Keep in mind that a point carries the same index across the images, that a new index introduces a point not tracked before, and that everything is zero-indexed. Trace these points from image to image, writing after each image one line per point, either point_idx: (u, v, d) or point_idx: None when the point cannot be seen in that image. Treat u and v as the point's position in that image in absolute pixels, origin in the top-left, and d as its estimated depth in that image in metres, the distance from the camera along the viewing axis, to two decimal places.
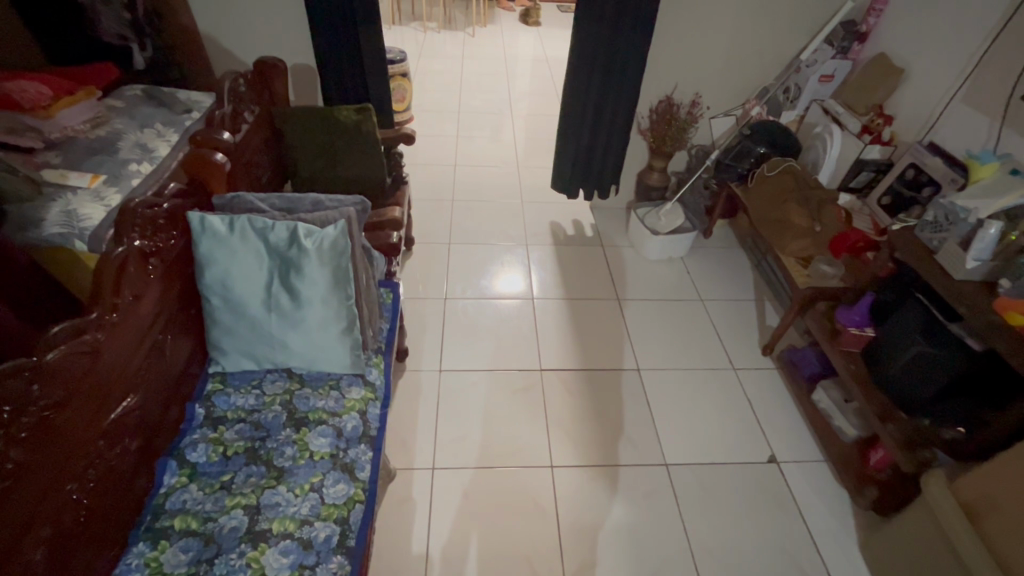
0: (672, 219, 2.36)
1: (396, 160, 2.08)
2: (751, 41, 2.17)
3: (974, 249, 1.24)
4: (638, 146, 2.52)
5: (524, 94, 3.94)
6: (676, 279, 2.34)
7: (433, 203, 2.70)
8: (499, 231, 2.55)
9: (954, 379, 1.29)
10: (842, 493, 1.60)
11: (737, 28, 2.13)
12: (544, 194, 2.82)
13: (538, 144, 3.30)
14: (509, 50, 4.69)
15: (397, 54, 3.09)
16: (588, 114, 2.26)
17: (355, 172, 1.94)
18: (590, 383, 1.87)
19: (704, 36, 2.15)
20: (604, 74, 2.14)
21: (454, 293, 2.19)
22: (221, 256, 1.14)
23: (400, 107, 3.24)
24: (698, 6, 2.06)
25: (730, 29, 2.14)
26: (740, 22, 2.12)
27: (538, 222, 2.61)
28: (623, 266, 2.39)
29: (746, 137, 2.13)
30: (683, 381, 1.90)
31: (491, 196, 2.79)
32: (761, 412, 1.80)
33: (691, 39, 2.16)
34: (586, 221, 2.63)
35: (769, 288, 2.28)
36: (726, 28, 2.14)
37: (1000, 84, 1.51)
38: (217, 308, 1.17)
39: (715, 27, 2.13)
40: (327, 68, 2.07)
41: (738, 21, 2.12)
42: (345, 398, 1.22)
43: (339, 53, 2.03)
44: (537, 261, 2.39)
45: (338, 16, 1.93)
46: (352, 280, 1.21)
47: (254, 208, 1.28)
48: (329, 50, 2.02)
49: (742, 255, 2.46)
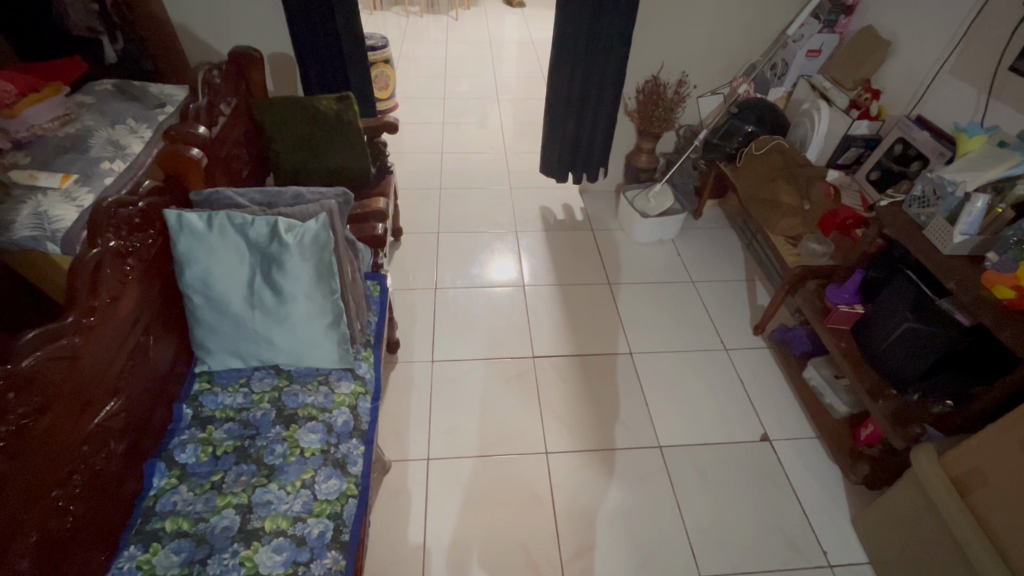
0: (662, 201, 2.34)
1: (380, 150, 2.04)
2: (738, 17, 2.13)
3: (961, 224, 1.24)
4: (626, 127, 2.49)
5: (510, 78, 3.88)
6: (667, 262, 2.33)
7: (421, 192, 2.67)
8: (488, 218, 2.52)
9: (943, 353, 1.29)
10: (834, 468, 1.62)
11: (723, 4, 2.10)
12: (533, 179, 2.79)
13: (525, 129, 3.26)
14: (494, 33, 4.61)
15: (379, 40, 3.03)
16: (574, 96, 2.23)
17: (339, 163, 1.90)
18: (583, 368, 1.87)
19: (690, 13, 2.12)
20: (589, 56, 2.11)
21: (444, 282, 2.18)
22: (201, 254, 1.12)
23: (383, 95, 3.19)
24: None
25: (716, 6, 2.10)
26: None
27: (528, 208, 2.59)
28: (613, 249, 2.38)
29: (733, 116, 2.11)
30: (675, 363, 1.91)
31: (479, 183, 2.76)
32: (753, 391, 1.81)
33: (677, 17, 2.12)
34: (575, 206, 2.61)
35: (760, 268, 2.28)
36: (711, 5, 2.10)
37: (987, 55, 1.50)
38: (200, 307, 1.15)
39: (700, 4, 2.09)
40: (305, 56, 2.01)
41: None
42: (334, 393, 1.20)
43: (317, 41, 1.98)
44: (527, 247, 2.37)
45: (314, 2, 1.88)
46: (337, 274, 1.19)
47: (233, 203, 1.25)
48: (307, 38, 1.97)
49: (733, 235, 2.45)
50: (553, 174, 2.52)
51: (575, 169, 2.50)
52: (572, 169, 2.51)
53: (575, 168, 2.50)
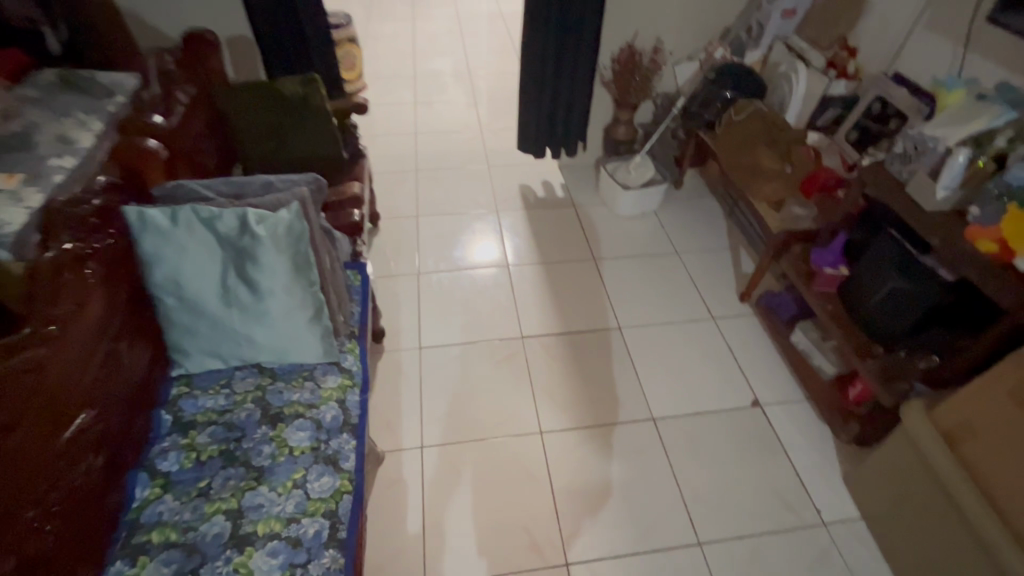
0: (643, 172, 2.34)
1: (352, 133, 1.96)
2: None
3: (943, 178, 1.23)
4: (603, 99, 2.44)
5: (481, 53, 3.77)
6: (650, 233, 2.32)
7: (396, 176, 2.59)
8: (468, 199, 2.47)
9: (929, 309, 1.31)
10: (824, 429, 1.64)
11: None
12: (511, 157, 2.73)
13: (500, 105, 3.18)
14: (461, 7, 4.45)
15: (341, 19, 2.90)
16: (549, 68, 2.17)
17: (310, 149, 1.83)
18: (573, 346, 1.86)
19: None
20: (562, 24, 2.05)
21: (427, 267, 2.13)
22: (168, 252, 1.05)
23: (351, 76, 3.07)
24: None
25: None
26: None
27: (507, 187, 2.54)
28: (596, 225, 2.35)
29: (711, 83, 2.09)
30: (664, 335, 1.91)
31: (456, 163, 2.69)
32: (742, 358, 1.83)
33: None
34: (555, 182, 2.56)
35: (743, 235, 2.28)
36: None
37: (963, 6, 1.48)
38: (171, 308, 1.09)
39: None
40: (265, 37, 1.91)
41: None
42: (320, 388, 1.17)
43: (276, 21, 1.88)
44: (509, 227, 2.33)
45: None
46: (314, 266, 1.14)
47: (198, 196, 1.19)
48: (266, 17, 1.87)
49: (715, 203, 2.44)
50: (531, 150, 2.47)
51: (554, 144, 2.45)
52: (550, 144, 2.46)
53: (554, 143, 2.44)
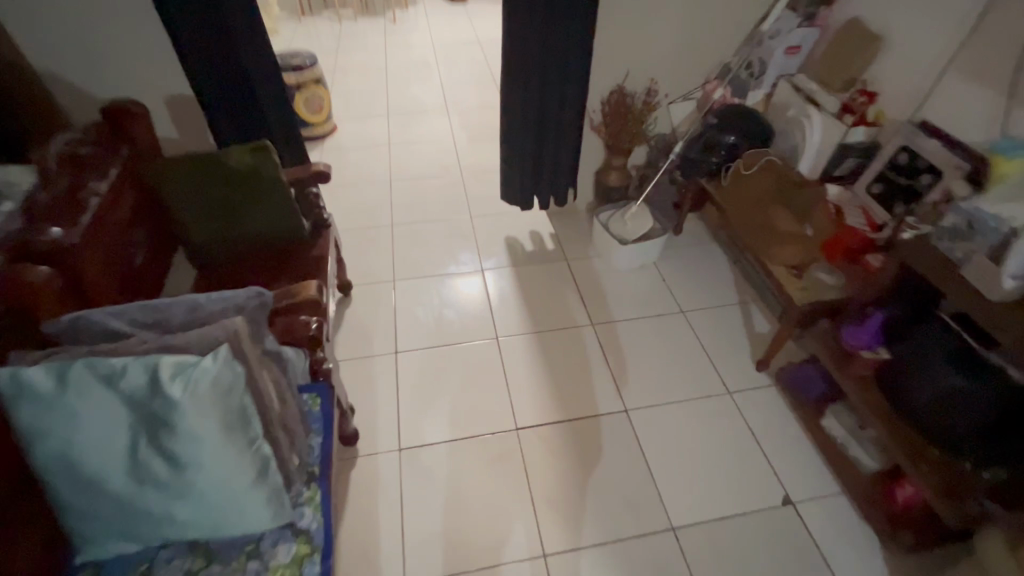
0: (641, 223, 2.13)
1: (312, 201, 1.70)
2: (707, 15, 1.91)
3: (1010, 264, 1.04)
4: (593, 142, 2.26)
5: (459, 85, 3.56)
6: (651, 290, 2.11)
7: (370, 232, 2.36)
8: (449, 256, 2.24)
9: (995, 415, 1.12)
10: (867, 530, 1.43)
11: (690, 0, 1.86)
12: (495, 204, 2.51)
13: (480, 144, 2.97)
14: (436, 35, 4.25)
15: (306, 60, 2.74)
16: (533, 116, 1.96)
17: (266, 225, 1.60)
18: (575, 436, 1.63)
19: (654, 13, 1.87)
20: (545, 70, 1.85)
21: (406, 344, 1.89)
22: (55, 425, 0.81)
23: (318, 119, 2.85)
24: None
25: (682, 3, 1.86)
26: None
27: (493, 241, 2.32)
28: (592, 281, 2.14)
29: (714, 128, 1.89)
30: (676, 416, 1.69)
31: (435, 214, 2.47)
32: (765, 441, 1.62)
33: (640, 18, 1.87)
34: (544, 232, 2.35)
35: (752, 288, 2.09)
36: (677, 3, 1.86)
37: (1003, 52, 1.31)
38: (66, 490, 0.85)
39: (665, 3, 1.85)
40: (212, 100, 1.68)
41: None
42: (269, 568, 0.92)
43: (220, 81, 1.64)
44: (496, 289, 2.11)
45: (212, 37, 1.54)
46: (253, 420, 0.90)
47: (107, 328, 0.94)
48: (210, 78, 1.63)
49: (719, 251, 2.24)
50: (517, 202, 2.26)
51: (541, 194, 2.25)
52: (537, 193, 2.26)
53: (541, 193, 2.23)
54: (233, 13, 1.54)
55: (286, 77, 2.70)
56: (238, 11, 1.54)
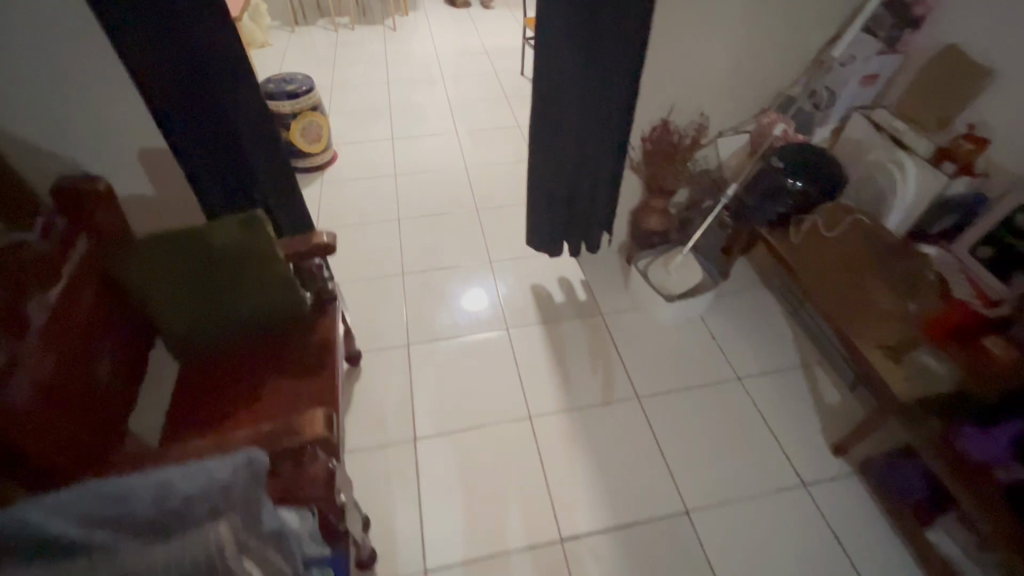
0: (686, 275, 1.88)
1: (314, 273, 1.44)
2: (768, 40, 1.65)
3: None
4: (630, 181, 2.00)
5: (468, 100, 3.28)
6: (701, 351, 1.86)
7: (379, 282, 2.11)
8: (470, 312, 1.99)
9: None
10: None
11: (750, 25, 1.60)
12: (516, 246, 2.26)
13: (495, 171, 2.70)
14: (440, 42, 3.96)
15: (301, 85, 2.45)
16: (567, 160, 1.71)
17: (262, 307, 1.35)
18: (629, 546, 1.41)
19: (709, 40, 1.61)
20: (584, 112, 1.59)
21: (427, 425, 1.66)
22: None
23: (317, 148, 2.58)
24: (700, 3, 1.52)
25: (742, 28, 1.60)
26: (754, 18, 1.59)
27: (518, 292, 2.07)
28: (632, 340, 1.90)
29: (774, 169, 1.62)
30: (745, 516, 1.46)
31: (451, 258, 2.21)
32: (854, 553, 1.39)
33: (692, 47, 1.61)
34: (574, 279, 2.10)
35: (815, 347, 1.85)
36: (736, 28, 1.60)
37: None
38: None
39: (722, 28, 1.59)
40: (194, 155, 1.42)
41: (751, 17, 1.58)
42: None
43: (205, 139, 1.40)
44: (525, 352, 1.86)
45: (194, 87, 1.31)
46: None
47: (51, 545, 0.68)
48: (192, 131, 1.38)
49: (773, 300, 2.00)
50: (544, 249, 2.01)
51: (571, 239, 1.99)
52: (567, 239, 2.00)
53: (572, 239, 1.98)
54: (218, 55, 1.28)
55: (279, 106, 2.41)
56: (224, 54, 1.28)
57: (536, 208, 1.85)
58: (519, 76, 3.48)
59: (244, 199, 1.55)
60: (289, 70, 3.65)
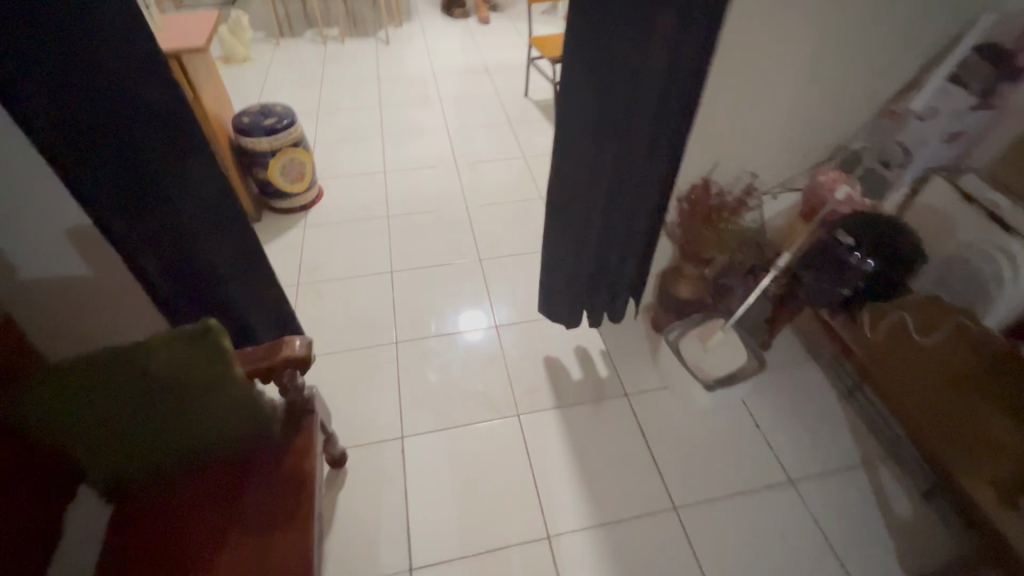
0: (728, 356, 1.63)
1: (290, 383, 1.15)
2: (832, 84, 1.40)
3: None
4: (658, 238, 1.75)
5: (468, 125, 3.00)
6: (745, 442, 1.61)
7: (371, 354, 1.84)
8: (475, 393, 1.73)
9: None
10: None
11: (816, 67, 1.35)
12: (527, 306, 1.99)
13: (500, 212, 2.43)
14: (437, 56, 3.67)
15: (281, 118, 2.15)
16: (592, 231, 1.44)
17: (219, 435, 1.08)
18: None
19: (768, 86, 1.35)
20: (621, 172, 1.32)
21: (427, 549, 1.40)
22: None
23: (300, 187, 2.30)
24: (767, 44, 1.26)
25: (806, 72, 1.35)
26: (821, 60, 1.33)
27: (531, 365, 1.80)
28: (664, 429, 1.64)
29: (841, 245, 1.37)
30: None
31: (453, 322, 1.94)
32: None
33: (747, 93, 1.36)
34: (594, 350, 1.83)
35: (879, 439, 1.59)
36: (800, 71, 1.34)
37: None
38: None
39: (785, 72, 1.34)
40: (137, 248, 1.12)
41: (817, 58, 1.33)
42: None
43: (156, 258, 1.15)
44: (539, 446, 1.60)
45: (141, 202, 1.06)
46: None
47: None
48: (131, 219, 1.07)
49: (824, 377, 1.74)
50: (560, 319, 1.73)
51: (592, 308, 1.72)
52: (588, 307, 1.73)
53: (593, 307, 1.71)
54: (165, 120, 1.00)
55: (256, 143, 2.12)
56: (172, 117, 1.00)
57: (556, 277, 1.58)
58: (524, 98, 3.20)
59: (203, 292, 1.25)
60: (272, 88, 3.34)
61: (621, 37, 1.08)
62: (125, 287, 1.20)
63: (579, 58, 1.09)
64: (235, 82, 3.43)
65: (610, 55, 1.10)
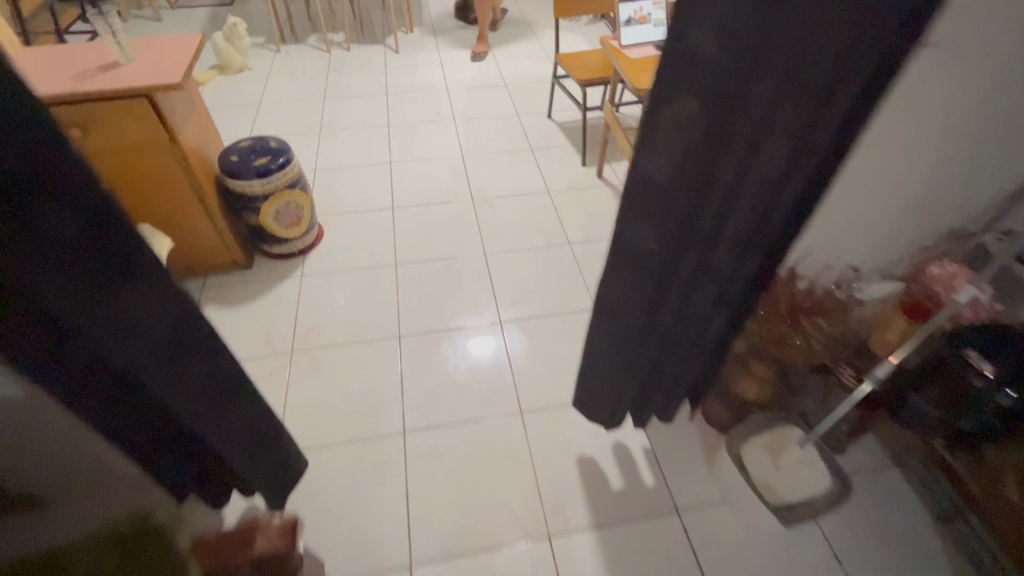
0: (803, 482, 1.32)
1: None
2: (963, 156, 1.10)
3: None
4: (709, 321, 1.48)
5: (485, 151, 2.70)
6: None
7: (372, 447, 1.57)
8: (495, 505, 1.46)
9: None
10: None
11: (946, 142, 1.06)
12: (554, 387, 1.71)
13: (522, 261, 2.14)
14: (451, 68, 3.36)
15: (275, 157, 1.86)
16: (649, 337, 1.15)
17: None
18: None
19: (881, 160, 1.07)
20: (710, 276, 1.00)
21: None
22: None
23: (295, 233, 2.02)
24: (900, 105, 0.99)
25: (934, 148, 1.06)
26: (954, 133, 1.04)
27: (563, 468, 1.53)
28: (723, 561, 1.36)
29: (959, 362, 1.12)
30: None
31: (468, 406, 1.67)
32: None
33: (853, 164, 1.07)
34: (634, 449, 1.56)
35: None
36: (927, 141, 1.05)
37: None
38: None
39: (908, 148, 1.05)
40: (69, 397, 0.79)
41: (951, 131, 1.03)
42: None
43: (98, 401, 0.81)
44: None
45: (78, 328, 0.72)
46: None
47: None
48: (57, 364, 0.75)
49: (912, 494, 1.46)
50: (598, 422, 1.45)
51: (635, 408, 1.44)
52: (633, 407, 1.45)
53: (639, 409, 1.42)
54: (100, 246, 0.69)
55: (244, 186, 1.83)
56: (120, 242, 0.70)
57: (607, 386, 1.29)
58: (547, 121, 2.90)
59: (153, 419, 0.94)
60: (269, 102, 3.04)
61: (739, 115, 0.76)
62: (68, 444, 0.87)
63: (677, 136, 0.78)
64: (230, 94, 3.13)
65: (725, 139, 0.77)
